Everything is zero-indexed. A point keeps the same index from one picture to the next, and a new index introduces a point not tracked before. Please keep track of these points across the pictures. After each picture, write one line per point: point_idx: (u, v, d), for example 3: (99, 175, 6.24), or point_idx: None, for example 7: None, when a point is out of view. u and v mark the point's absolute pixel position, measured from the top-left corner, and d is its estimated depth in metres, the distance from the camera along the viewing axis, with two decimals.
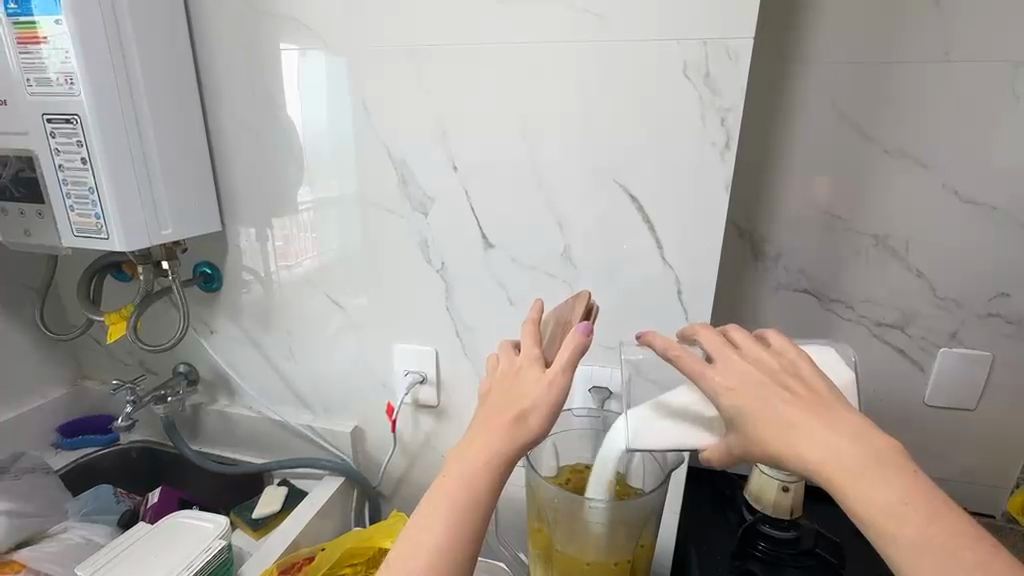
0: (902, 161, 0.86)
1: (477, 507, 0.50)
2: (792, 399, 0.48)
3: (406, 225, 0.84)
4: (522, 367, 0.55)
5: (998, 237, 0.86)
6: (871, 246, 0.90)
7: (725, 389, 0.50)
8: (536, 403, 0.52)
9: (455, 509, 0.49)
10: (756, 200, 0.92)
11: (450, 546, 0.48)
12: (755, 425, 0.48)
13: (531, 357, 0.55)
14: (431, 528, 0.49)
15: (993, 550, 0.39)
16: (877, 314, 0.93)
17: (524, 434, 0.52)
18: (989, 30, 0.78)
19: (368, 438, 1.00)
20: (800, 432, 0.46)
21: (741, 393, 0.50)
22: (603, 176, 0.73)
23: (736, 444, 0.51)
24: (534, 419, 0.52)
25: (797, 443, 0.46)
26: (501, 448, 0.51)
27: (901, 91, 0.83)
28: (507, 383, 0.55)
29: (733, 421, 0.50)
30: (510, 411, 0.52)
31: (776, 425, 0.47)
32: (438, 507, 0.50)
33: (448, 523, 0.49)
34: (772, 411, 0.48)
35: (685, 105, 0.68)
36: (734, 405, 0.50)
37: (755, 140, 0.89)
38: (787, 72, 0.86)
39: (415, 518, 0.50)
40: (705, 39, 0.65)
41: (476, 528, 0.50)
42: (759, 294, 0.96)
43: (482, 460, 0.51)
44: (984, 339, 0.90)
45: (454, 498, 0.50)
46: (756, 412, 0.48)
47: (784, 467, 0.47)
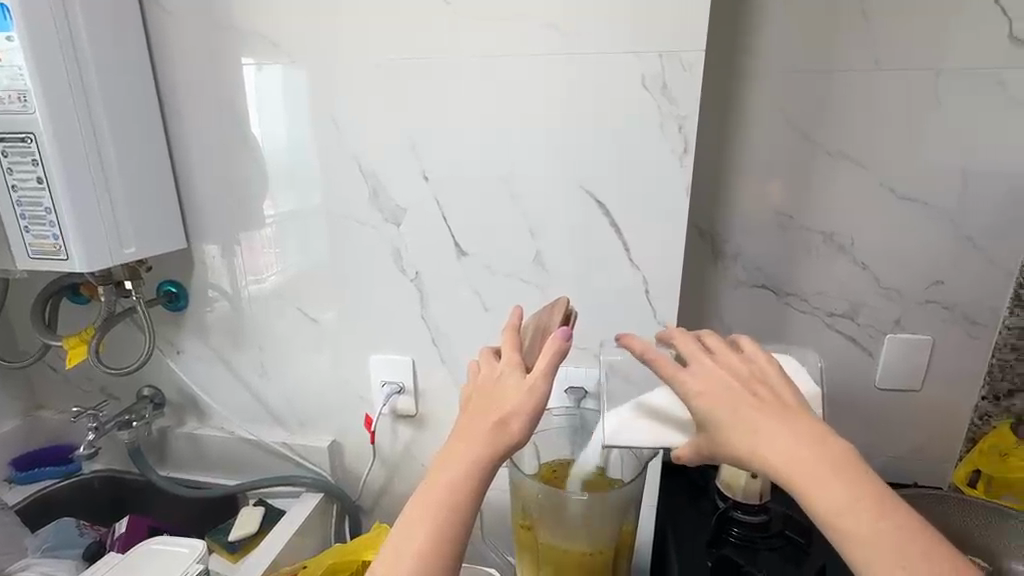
0: (843, 162, 0.92)
1: (462, 512, 0.51)
2: (758, 405, 0.51)
3: (379, 236, 0.85)
4: (504, 371, 0.57)
5: (930, 229, 0.93)
6: (820, 242, 0.96)
7: (695, 393, 0.53)
8: (520, 408, 0.53)
9: (441, 515, 0.50)
10: (714, 201, 0.97)
11: (436, 551, 0.49)
12: (722, 428, 0.51)
13: (513, 364, 0.57)
14: (418, 534, 0.50)
15: (934, 548, 0.43)
16: (829, 305, 0.99)
17: (507, 439, 0.53)
18: (912, 41, 0.86)
19: (346, 452, 0.99)
20: (764, 436, 0.49)
21: (710, 394, 0.53)
22: (571, 183, 0.76)
23: (704, 445, 0.54)
24: (517, 424, 0.53)
25: (761, 448, 0.49)
26: (486, 452, 0.52)
27: (838, 98, 0.90)
28: (489, 388, 0.56)
29: (702, 424, 0.53)
30: (493, 416, 0.54)
31: (741, 430, 0.50)
32: (423, 512, 0.51)
33: (436, 528, 0.50)
34: (737, 415, 0.51)
35: (644, 114, 0.72)
36: (704, 408, 0.52)
37: (710, 145, 0.94)
38: (736, 82, 0.91)
39: (400, 524, 0.51)
40: (660, 53, 0.69)
41: (461, 533, 0.51)
42: (722, 291, 1.01)
43: (468, 466, 0.52)
44: (924, 325, 0.98)
45: (441, 503, 0.51)
46: (723, 417, 0.51)
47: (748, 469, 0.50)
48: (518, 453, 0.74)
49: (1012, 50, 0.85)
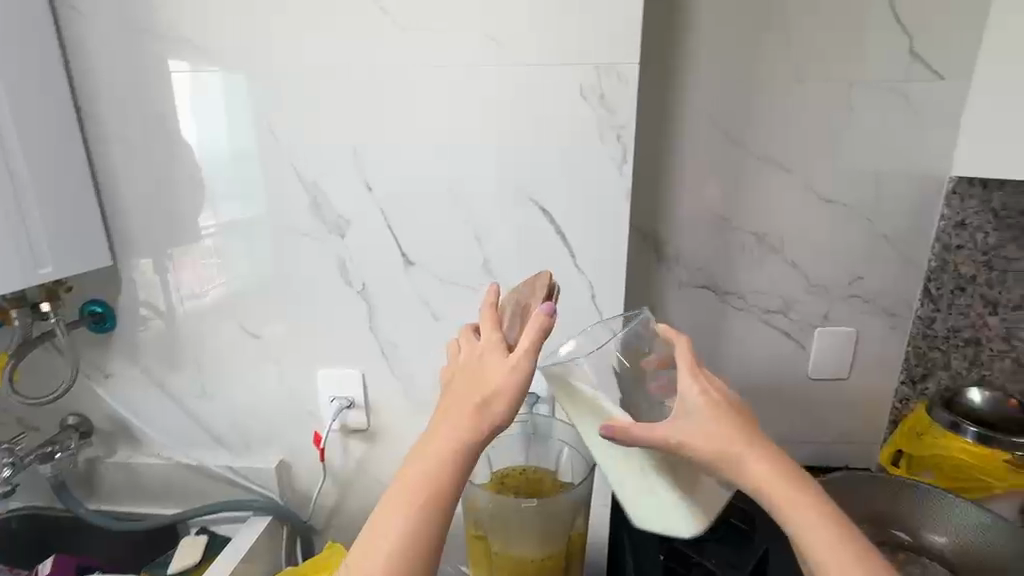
0: (771, 168, 0.98)
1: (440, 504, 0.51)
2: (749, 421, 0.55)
3: (323, 247, 0.83)
4: (486, 351, 0.55)
5: (849, 229, 1.01)
6: (754, 243, 1.02)
7: (702, 393, 0.55)
8: (499, 391, 0.52)
9: (418, 506, 0.50)
10: (655, 206, 1.01)
11: (414, 544, 0.50)
12: (723, 434, 0.53)
13: (494, 342, 0.55)
14: (394, 527, 0.50)
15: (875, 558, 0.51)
16: (763, 302, 1.05)
17: (487, 424, 0.52)
18: (827, 55, 0.93)
19: (295, 471, 0.95)
20: (753, 450, 0.53)
21: (711, 397, 0.55)
22: (515, 192, 0.77)
23: (686, 437, 0.54)
24: (498, 406, 0.52)
25: (754, 459, 0.53)
26: (467, 440, 0.52)
27: (764, 107, 0.95)
28: (470, 367, 0.55)
29: (694, 421, 0.54)
30: (472, 399, 0.52)
31: (739, 439, 0.53)
32: (399, 505, 0.51)
33: (414, 521, 0.50)
34: (737, 424, 0.54)
35: (583, 124, 0.74)
36: (708, 409, 0.54)
37: (648, 152, 0.98)
38: (670, 91, 0.95)
39: (377, 515, 0.52)
40: (596, 65, 0.71)
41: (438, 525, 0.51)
42: (665, 292, 1.05)
43: (445, 455, 0.52)
44: (849, 317, 1.05)
45: (419, 494, 0.51)
46: (722, 423, 0.54)
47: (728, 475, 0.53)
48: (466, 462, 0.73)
49: (913, 66, 0.93)
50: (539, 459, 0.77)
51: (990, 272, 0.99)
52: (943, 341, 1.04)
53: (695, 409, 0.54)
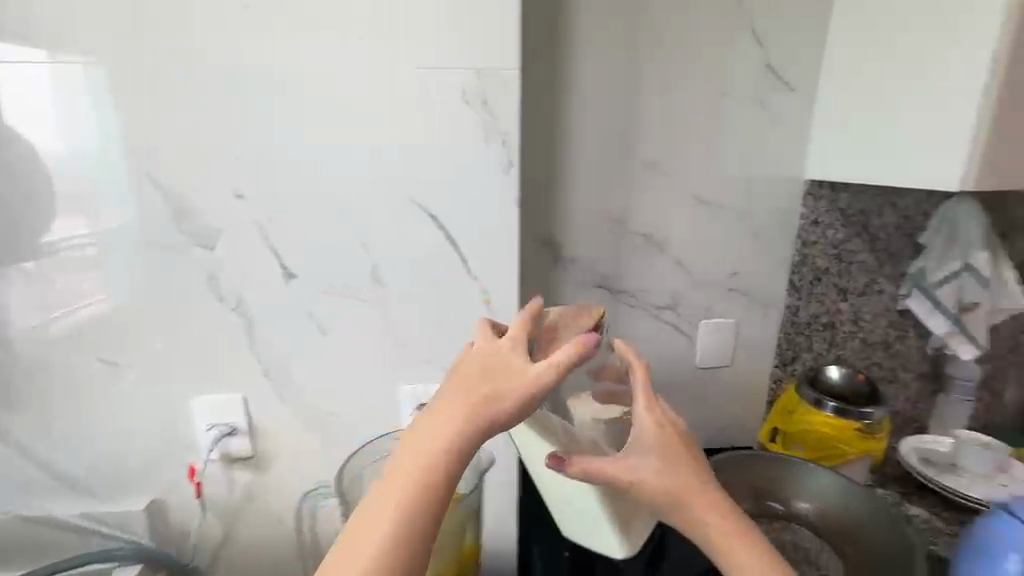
0: (654, 172, 1.04)
1: (427, 505, 0.48)
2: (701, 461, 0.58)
3: (189, 261, 0.75)
4: (507, 351, 0.53)
5: (725, 228, 1.09)
6: (643, 243, 1.07)
7: (664, 428, 0.57)
8: (512, 393, 0.50)
9: (407, 504, 0.48)
10: (549, 209, 1.02)
11: (395, 544, 0.47)
12: (680, 473, 0.55)
13: (519, 343, 0.54)
14: (380, 521, 0.48)
15: None
16: (654, 299, 1.11)
17: (492, 421, 0.50)
18: (697, 67, 1.00)
19: (170, 511, 0.85)
20: (699, 495, 0.55)
21: (668, 435, 0.56)
22: (401, 198, 0.75)
23: (646, 475, 0.55)
24: (508, 406, 0.50)
25: (706, 501, 0.55)
26: (469, 438, 0.50)
27: (645, 115, 1.01)
28: (488, 364, 0.53)
29: (649, 463, 0.55)
30: (482, 391, 0.51)
31: (694, 480, 0.56)
32: (390, 500, 0.49)
33: (398, 521, 0.48)
34: (693, 465, 0.56)
35: (466, 129, 0.73)
36: (669, 446, 0.56)
37: (541, 157, 1.00)
38: (558, 97, 0.97)
39: (366, 510, 0.49)
40: (477, 70, 0.71)
41: (424, 531, 0.48)
42: (564, 293, 1.07)
43: (441, 448, 0.49)
44: (729, 309, 1.14)
45: (410, 489, 0.48)
46: (679, 463, 0.56)
47: (672, 518, 0.55)
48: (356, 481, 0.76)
49: (769, 79, 1.02)
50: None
51: (839, 264, 1.13)
52: (806, 326, 1.16)
53: (648, 451, 0.55)
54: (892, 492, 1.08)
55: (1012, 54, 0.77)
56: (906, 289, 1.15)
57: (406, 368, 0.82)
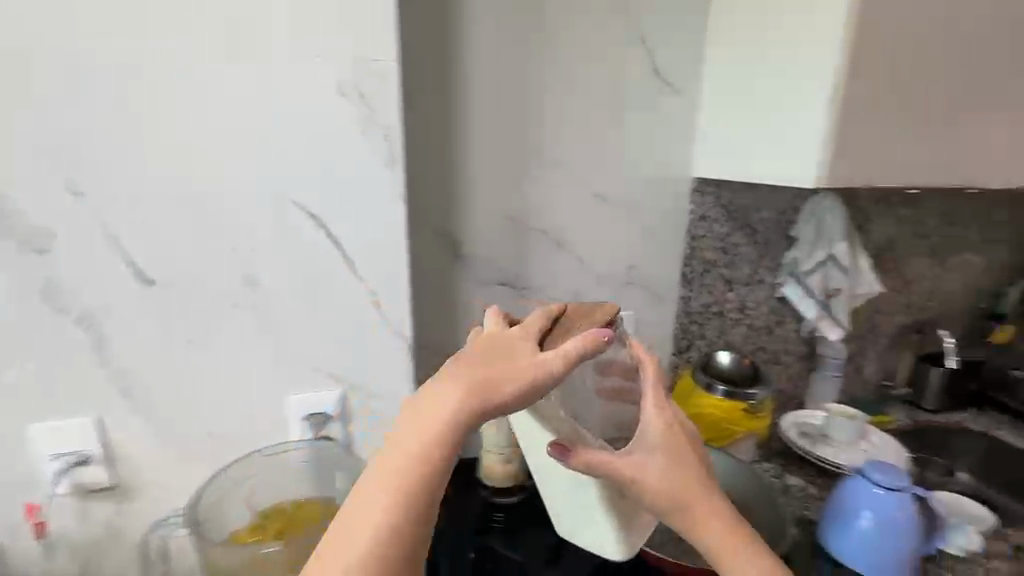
0: (552, 169, 1.05)
1: (423, 482, 0.48)
2: (707, 467, 0.59)
3: (15, 269, 0.64)
4: (516, 338, 0.55)
5: (622, 223, 1.13)
6: (544, 240, 1.08)
7: (671, 426, 0.59)
8: (521, 377, 0.51)
9: (409, 476, 0.48)
10: (448, 206, 1.00)
11: (392, 519, 0.47)
12: (684, 477, 0.56)
13: (528, 333, 0.56)
14: (380, 495, 0.48)
15: None
16: (557, 295, 1.12)
17: (497, 401, 0.50)
18: (589, 67, 1.02)
19: (8, 559, 0.74)
20: (700, 496, 0.56)
21: (674, 434, 0.58)
22: (274, 195, 0.69)
23: (648, 472, 0.56)
24: (511, 391, 0.50)
25: (707, 509, 0.56)
26: (473, 419, 0.50)
27: (541, 112, 1.01)
28: (496, 348, 0.54)
29: (654, 460, 0.56)
30: (488, 369, 0.51)
31: (699, 484, 0.57)
32: (391, 473, 0.49)
33: (394, 496, 0.47)
34: (697, 469, 0.58)
35: (343, 121, 0.69)
36: (674, 443, 0.58)
37: (436, 152, 0.97)
38: (451, 91, 0.95)
39: (366, 483, 0.49)
40: (351, 59, 0.67)
41: (419, 509, 0.48)
42: (467, 292, 1.06)
43: (440, 425, 0.49)
44: (628, 302, 1.18)
45: (411, 464, 0.48)
46: (682, 466, 0.57)
47: (674, 519, 0.56)
48: (221, 502, 0.75)
49: (655, 82, 1.07)
50: (312, 488, 0.79)
51: (726, 256, 1.20)
52: (699, 315, 1.23)
53: (653, 450, 0.57)
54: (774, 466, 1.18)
55: (854, 54, 0.83)
56: (783, 278, 1.25)
57: (291, 378, 0.76)
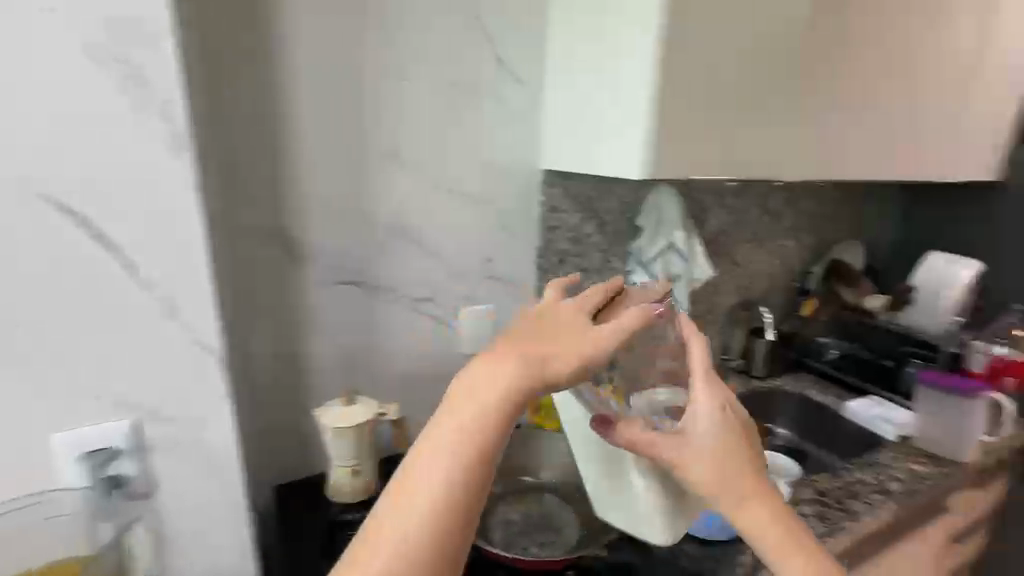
0: (394, 159, 1.01)
1: (483, 447, 0.52)
2: (754, 454, 0.60)
3: None
4: (570, 313, 0.62)
5: (474, 216, 1.12)
6: (391, 234, 1.03)
7: (723, 411, 0.59)
8: (573, 352, 0.57)
9: (462, 450, 0.51)
10: (277, 200, 0.93)
11: (449, 481, 0.50)
12: (733, 463, 0.58)
13: (578, 309, 0.63)
14: (441, 462, 0.51)
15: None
16: (412, 292, 1.08)
17: (550, 373, 0.56)
18: (424, 53, 1.00)
19: None
20: (745, 481, 0.58)
21: (727, 419, 0.59)
22: (15, 187, 0.56)
23: (693, 455, 0.58)
24: (555, 367, 0.56)
25: (754, 497, 0.58)
26: (519, 394, 0.54)
27: (376, 98, 0.97)
28: (552, 320, 0.61)
29: (696, 439, 0.58)
30: (544, 345, 0.57)
31: (747, 471, 0.58)
32: (443, 446, 0.52)
33: (455, 453, 0.51)
34: (746, 456, 0.59)
35: (104, 96, 0.58)
36: (725, 430, 0.59)
37: (255, 140, 0.90)
38: (269, 76, 0.89)
39: (419, 456, 0.52)
40: (106, 18, 0.56)
41: (477, 469, 0.51)
42: (307, 292, 0.99)
43: (496, 398, 0.53)
44: (486, 296, 1.18)
45: (461, 438, 0.52)
46: (730, 453, 0.58)
47: (716, 502, 0.58)
48: None
49: (502, 73, 1.07)
50: (71, 545, 0.67)
51: (579, 245, 1.23)
52: None
53: (705, 434, 0.58)
54: None
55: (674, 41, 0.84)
56: (630, 266, 1.32)
57: (62, 409, 0.63)
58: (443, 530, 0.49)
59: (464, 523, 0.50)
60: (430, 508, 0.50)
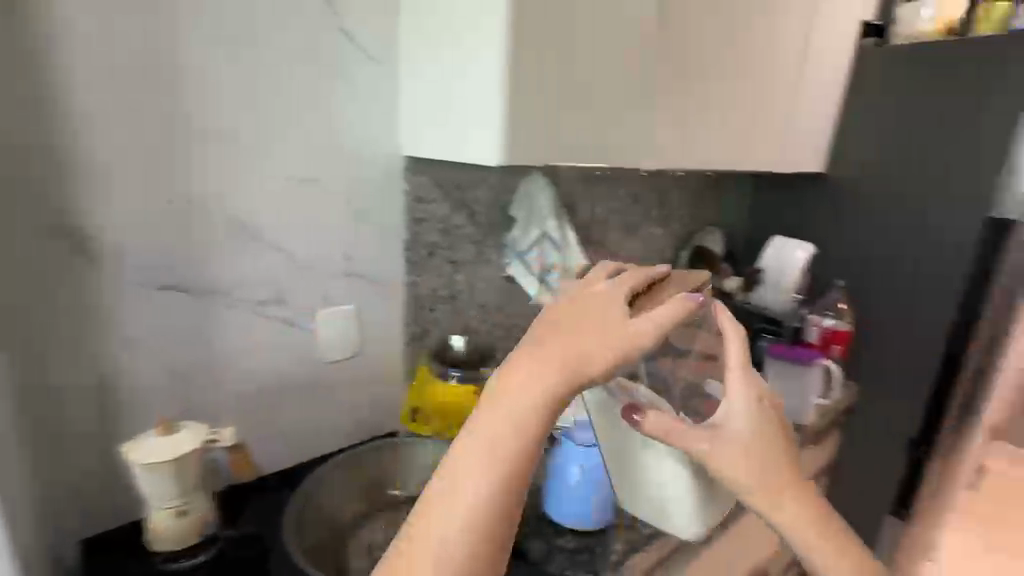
0: (221, 141, 0.89)
1: (525, 448, 0.55)
2: (786, 441, 0.66)
3: None
4: (604, 304, 0.63)
5: (327, 208, 1.03)
6: (223, 229, 0.91)
7: (759, 401, 0.65)
8: (609, 349, 0.59)
9: (504, 448, 0.54)
10: (61, 187, 0.76)
11: (491, 480, 0.53)
12: (768, 449, 0.64)
13: (613, 299, 0.64)
14: (485, 460, 0.54)
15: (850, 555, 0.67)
16: (255, 294, 0.97)
17: (586, 373, 0.58)
18: (253, 23, 0.89)
19: None
20: (780, 472, 0.64)
21: (764, 410, 0.65)
22: None
23: (730, 446, 0.63)
24: (592, 366, 0.58)
25: (785, 484, 0.64)
26: (557, 392, 0.56)
27: (193, 70, 0.85)
28: (584, 313, 0.62)
29: (731, 430, 0.63)
30: (580, 344, 0.59)
31: (780, 457, 0.64)
32: (483, 446, 0.55)
33: (495, 457, 0.54)
34: (779, 442, 0.65)
35: None
36: (761, 418, 0.64)
37: (26, 112, 0.73)
38: (40, 33, 0.73)
39: (461, 454, 0.55)
40: None
41: (519, 471, 0.54)
42: (114, 300, 0.83)
43: (534, 397, 0.56)
44: (346, 295, 1.09)
45: (501, 437, 0.55)
46: (766, 441, 0.64)
47: (750, 496, 0.64)
48: None
49: (349, 46, 1.00)
50: None
51: (448, 237, 1.18)
52: (428, 299, 1.20)
53: (740, 429, 0.64)
54: None
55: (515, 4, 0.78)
56: (507, 258, 1.29)
57: None
58: (493, 525, 0.53)
59: (507, 523, 0.54)
60: (473, 512, 0.53)
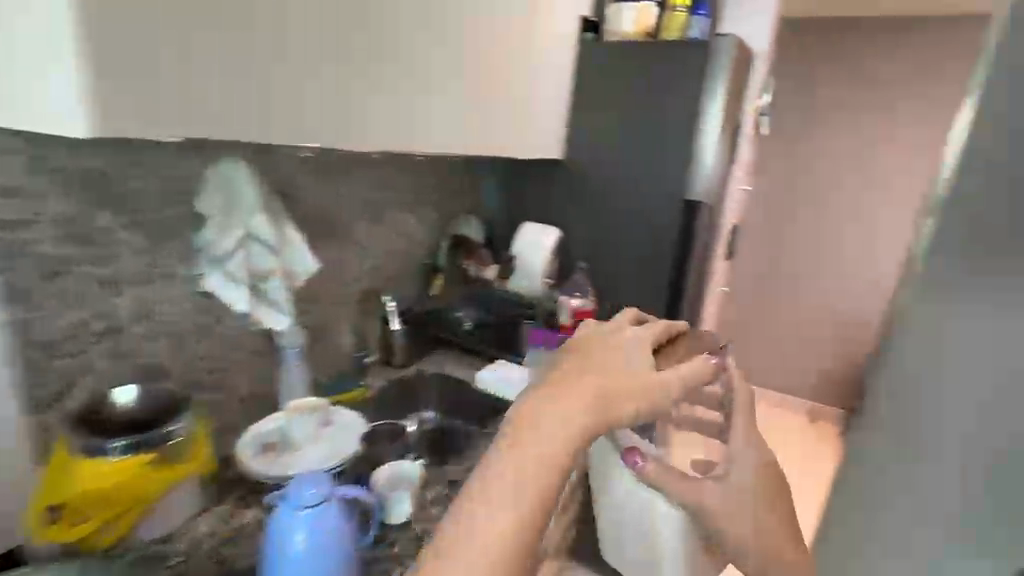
0: None
1: (551, 482, 0.52)
2: (783, 499, 0.68)
3: None
4: (624, 347, 0.67)
5: None
6: None
7: (758, 463, 0.68)
8: (631, 389, 0.59)
9: (530, 475, 0.51)
10: None
11: (518, 510, 0.50)
12: (764, 502, 0.66)
13: (637, 347, 0.67)
14: (511, 484, 0.51)
15: None
16: None
17: (616, 414, 0.57)
18: None
19: None
20: (772, 528, 0.65)
21: (764, 470, 0.68)
22: None
23: (728, 500, 0.65)
24: (618, 409, 0.57)
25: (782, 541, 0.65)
26: (584, 428, 0.54)
27: None
28: (611, 355, 0.65)
29: (727, 483, 0.66)
30: (610, 381, 0.59)
31: (775, 513, 0.66)
32: (510, 471, 0.51)
33: (522, 487, 0.51)
34: (774, 500, 0.66)
35: None
36: (761, 478, 0.67)
37: None
38: None
39: (484, 482, 0.51)
40: None
41: (548, 500, 0.51)
42: None
43: (565, 425, 0.54)
44: None
45: (527, 466, 0.51)
46: (761, 496, 0.66)
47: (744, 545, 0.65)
48: None
49: None
50: None
51: (87, 248, 0.83)
52: (61, 342, 0.82)
53: (741, 481, 0.66)
54: (225, 507, 0.95)
55: None
56: (205, 270, 0.98)
57: None
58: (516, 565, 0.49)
59: (530, 560, 0.49)
60: (498, 540, 0.48)
